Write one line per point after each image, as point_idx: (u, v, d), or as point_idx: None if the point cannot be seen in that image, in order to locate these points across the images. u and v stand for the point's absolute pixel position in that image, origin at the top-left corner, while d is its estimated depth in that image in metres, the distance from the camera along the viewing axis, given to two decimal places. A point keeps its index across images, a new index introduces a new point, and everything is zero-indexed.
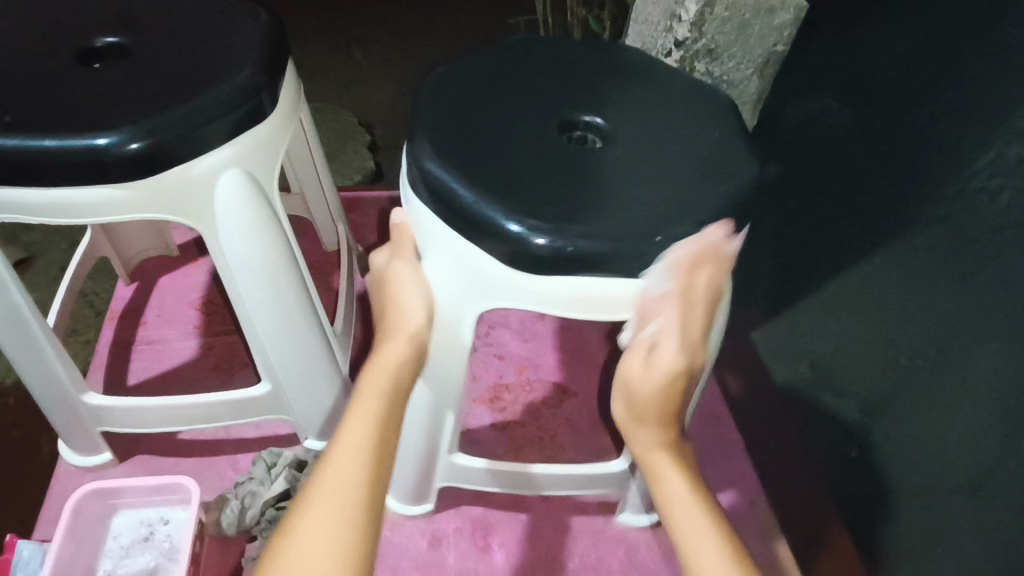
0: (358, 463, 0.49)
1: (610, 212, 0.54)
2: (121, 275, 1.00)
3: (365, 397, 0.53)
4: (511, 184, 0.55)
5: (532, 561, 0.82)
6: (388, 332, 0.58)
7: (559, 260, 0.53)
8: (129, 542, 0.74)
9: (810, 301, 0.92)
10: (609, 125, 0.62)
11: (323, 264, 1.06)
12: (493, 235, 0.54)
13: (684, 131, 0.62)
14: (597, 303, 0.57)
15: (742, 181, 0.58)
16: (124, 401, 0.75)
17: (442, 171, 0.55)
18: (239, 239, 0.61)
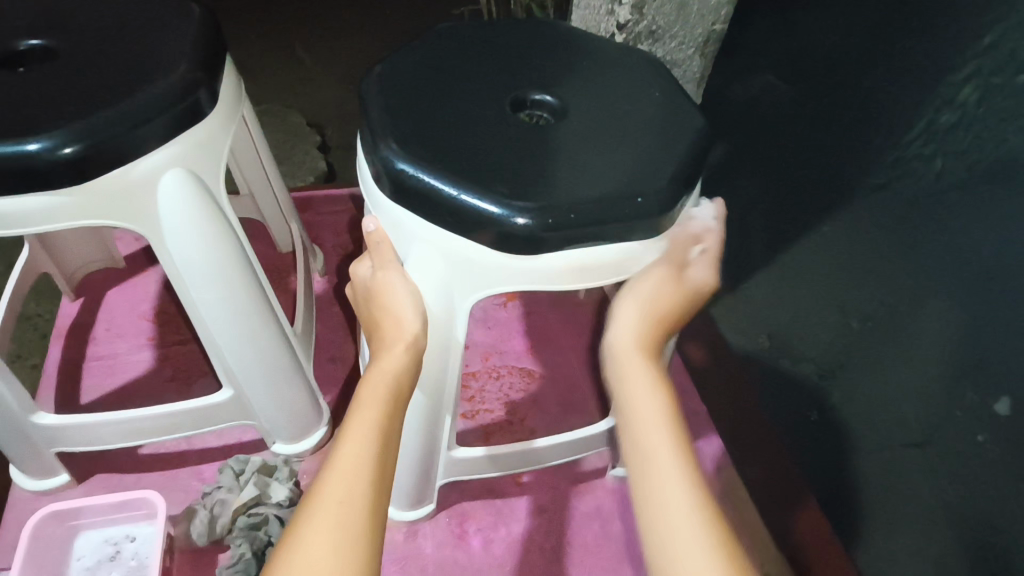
0: (360, 471, 0.49)
1: (571, 186, 0.54)
2: (65, 291, 0.96)
3: (364, 404, 0.53)
4: (480, 168, 0.54)
5: (510, 543, 0.83)
6: (383, 341, 0.57)
7: (550, 237, 0.53)
8: (95, 562, 0.72)
9: (763, 271, 0.95)
10: (559, 104, 0.62)
11: (280, 265, 1.04)
12: (479, 220, 0.53)
13: (632, 106, 0.63)
14: (586, 272, 0.57)
15: (691, 151, 0.59)
16: (78, 418, 0.72)
17: (409, 165, 0.53)
18: (190, 242, 0.60)
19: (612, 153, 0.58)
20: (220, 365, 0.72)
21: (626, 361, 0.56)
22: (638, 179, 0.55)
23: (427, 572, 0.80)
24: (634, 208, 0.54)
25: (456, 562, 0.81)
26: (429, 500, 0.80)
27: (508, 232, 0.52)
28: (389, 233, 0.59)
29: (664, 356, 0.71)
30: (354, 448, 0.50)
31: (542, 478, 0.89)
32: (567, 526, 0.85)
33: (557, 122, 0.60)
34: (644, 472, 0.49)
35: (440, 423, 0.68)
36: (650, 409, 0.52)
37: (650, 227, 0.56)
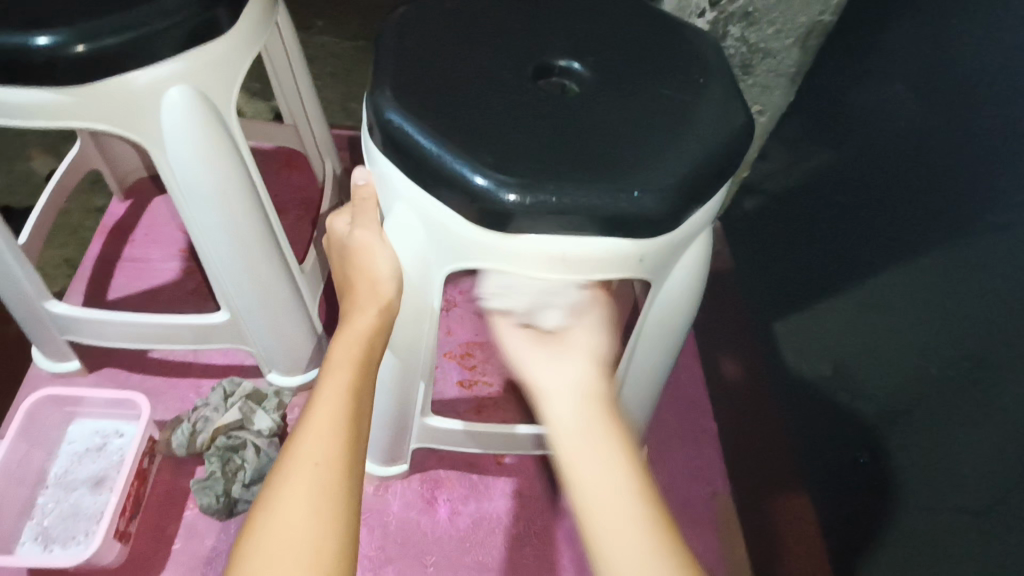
0: (331, 436, 0.46)
1: (568, 165, 0.49)
2: (116, 192, 1.01)
3: (335, 367, 0.51)
4: (473, 133, 0.50)
5: (476, 520, 0.81)
6: (356, 301, 0.55)
7: (531, 219, 0.48)
8: (83, 450, 0.76)
9: (833, 301, 0.85)
10: (588, 75, 0.57)
11: (315, 200, 1.04)
12: (458, 189, 0.49)
13: (665, 91, 0.57)
14: (571, 264, 0.52)
15: (715, 151, 0.52)
16: (86, 313, 0.75)
17: (402, 119, 0.50)
18: (192, 164, 0.60)
19: (624, 139, 0.52)
20: (217, 290, 0.73)
21: (562, 402, 0.49)
22: (643, 173, 0.50)
23: (386, 528, 0.80)
24: (630, 203, 0.48)
25: (418, 526, 0.80)
26: (403, 460, 0.80)
27: (491, 206, 0.48)
28: (376, 189, 0.56)
29: (664, 369, 0.65)
30: (323, 416, 0.47)
31: (524, 462, 0.87)
32: (538, 515, 0.82)
33: (578, 93, 0.55)
34: (585, 478, 0.45)
35: (412, 389, 0.66)
36: (598, 444, 0.46)
37: (648, 229, 0.50)
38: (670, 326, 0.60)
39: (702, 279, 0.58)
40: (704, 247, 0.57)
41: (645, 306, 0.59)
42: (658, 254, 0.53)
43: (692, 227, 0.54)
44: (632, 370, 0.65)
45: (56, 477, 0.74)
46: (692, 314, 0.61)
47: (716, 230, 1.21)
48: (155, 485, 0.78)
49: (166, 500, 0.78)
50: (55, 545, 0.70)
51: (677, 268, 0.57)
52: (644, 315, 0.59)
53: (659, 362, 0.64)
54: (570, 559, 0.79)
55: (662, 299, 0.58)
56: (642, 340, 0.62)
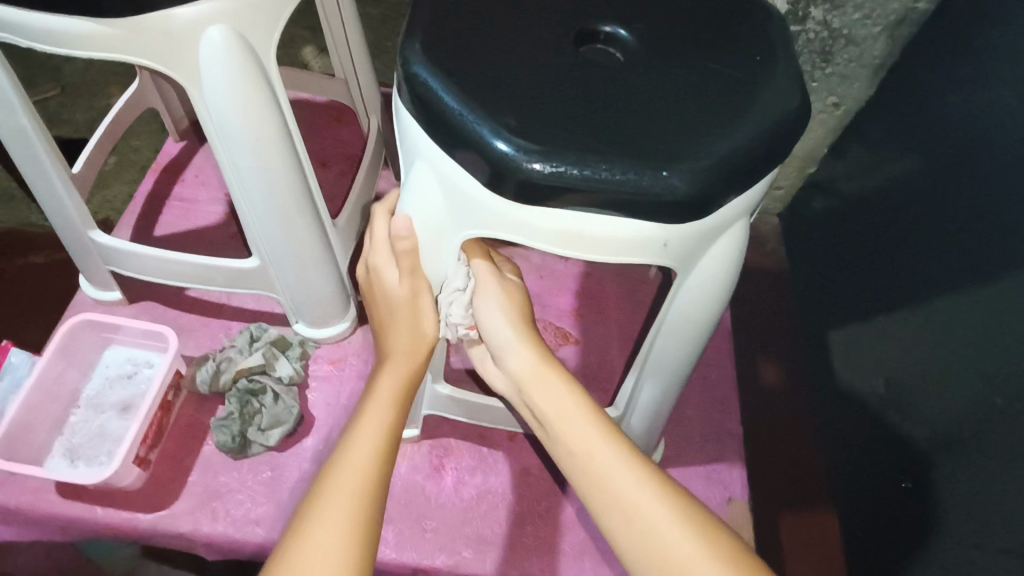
0: (369, 465, 0.51)
1: (597, 136, 0.46)
2: (172, 132, 1.03)
3: (377, 398, 0.56)
4: (499, 95, 0.48)
5: (481, 493, 0.81)
6: (395, 333, 0.60)
7: (550, 191, 0.46)
8: (115, 375, 0.80)
9: (901, 318, 0.79)
10: (635, 43, 0.54)
11: (359, 156, 1.04)
12: (477, 151, 0.46)
13: (716, 65, 0.53)
14: (589, 242, 0.50)
15: (763, 136, 0.48)
16: (127, 245, 0.78)
17: (428, 74, 0.48)
18: (229, 107, 0.60)
19: (663, 114, 0.48)
20: (247, 235, 0.74)
21: (566, 424, 0.53)
22: (676, 152, 0.46)
23: (392, 488, 0.80)
24: (657, 182, 0.45)
25: (423, 491, 0.80)
26: (414, 424, 0.80)
27: (512, 177, 0.46)
28: (397, 145, 0.55)
29: (689, 363, 0.62)
30: (361, 445, 0.52)
31: (536, 441, 0.85)
32: (545, 495, 0.81)
33: (622, 61, 0.52)
34: (596, 475, 0.50)
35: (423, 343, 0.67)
36: (590, 433, 0.52)
37: (676, 212, 0.47)
38: (695, 320, 0.56)
39: (734, 273, 0.54)
40: (739, 240, 0.53)
41: (671, 293, 0.56)
42: (684, 241, 0.50)
43: (726, 216, 0.51)
44: (651, 363, 0.63)
45: (88, 398, 0.78)
46: (720, 311, 0.57)
47: (771, 226, 1.14)
48: (178, 417, 0.81)
49: (186, 433, 0.80)
50: (81, 461, 0.73)
51: (706, 259, 0.53)
52: (668, 304, 0.56)
53: (682, 356, 0.61)
54: (572, 545, 0.78)
55: (690, 291, 0.55)
56: (664, 332, 0.59)
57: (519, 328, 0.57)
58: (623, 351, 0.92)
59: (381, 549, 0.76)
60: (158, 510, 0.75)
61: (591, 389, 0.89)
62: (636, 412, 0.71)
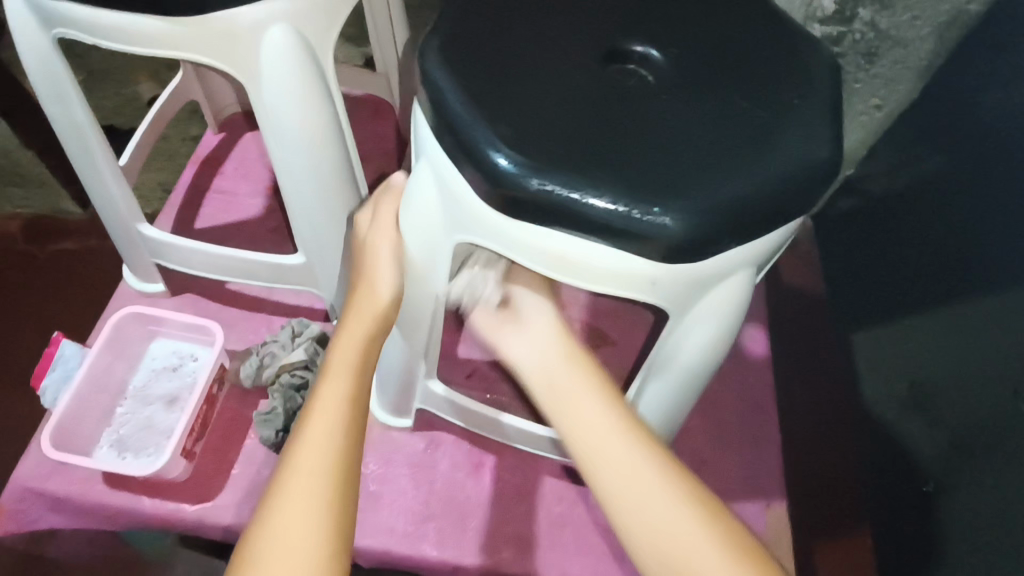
0: (325, 445, 0.50)
1: (612, 156, 0.43)
2: (211, 124, 1.04)
3: (334, 369, 0.55)
4: (515, 107, 0.44)
5: (520, 493, 0.81)
6: (357, 300, 0.59)
7: (538, 209, 0.43)
8: (160, 367, 0.80)
9: (934, 317, 0.78)
10: (665, 64, 0.49)
11: (397, 151, 1.04)
12: (474, 163, 0.44)
13: (763, 87, 0.48)
14: (578, 269, 0.46)
15: (789, 182, 0.44)
16: (174, 239, 0.78)
17: (445, 76, 0.46)
18: (285, 105, 0.60)
19: (682, 141, 0.44)
20: (292, 230, 0.74)
21: (601, 436, 0.50)
22: (687, 185, 0.42)
23: (432, 486, 0.80)
24: (647, 219, 0.41)
25: (463, 489, 0.81)
26: (409, 416, 0.81)
27: (501, 191, 0.43)
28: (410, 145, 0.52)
29: (682, 405, 0.58)
30: (319, 425, 0.51)
31: None
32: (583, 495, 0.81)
33: (654, 83, 0.48)
34: (631, 488, 0.48)
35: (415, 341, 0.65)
36: (625, 443, 0.50)
37: (665, 252, 0.43)
38: (685, 366, 0.52)
39: (732, 326, 0.49)
40: (740, 295, 0.48)
41: (664, 333, 0.51)
42: (675, 283, 0.46)
43: (727, 264, 0.46)
44: (641, 404, 0.59)
45: (135, 391, 0.79)
46: (715, 361, 0.53)
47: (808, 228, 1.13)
48: (222, 410, 0.82)
49: (230, 426, 0.81)
50: (129, 452, 0.74)
51: (701, 306, 0.48)
52: (660, 341, 0.52)
53: (672, 401, 0.57)
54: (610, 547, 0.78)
55: (681, 336, 0.51)
56: (657, 369, 0.55)
57: (550, 314, 0.60)
58: None
59: (423, 545, 0.77)
60: (204, 502, 0.76)
61: None
62: None
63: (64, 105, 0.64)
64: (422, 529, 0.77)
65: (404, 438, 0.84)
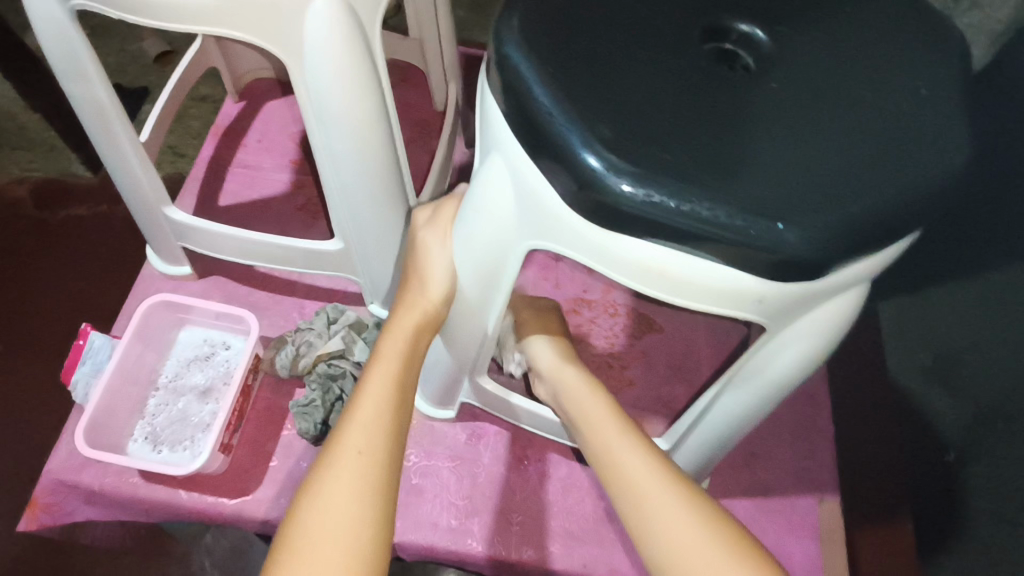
0: (376, 434, 0.48)
1: (724, 161, 0.38)
2: (230, 92, 0.97)
3: (383, 359, 0.53)
4: (610, 100, 0.39)
5: (567, 486, 0.79)
6: (407, 295, 0.56)
7: (636, 220, 0.38)
8: (192, 357, 0.77)
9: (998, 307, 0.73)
10: (772, 48, 0.44)
11: (429, 122, 0.98)
12: (563, 166, 0.39)
13: (880, 83, 0.42)
14: (673, 284, 0.41)
15: (918, 191, 0.39)
16: (201, 223, 0.73)
17: (527, 66, 0.40)
18: (330, 84, 0.54)
19: (795, 145, 0.39)
20: (332, 217, 0.69)
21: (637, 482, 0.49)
22: (808, 194, 0.37)
23: (475, 480, 0.78)
24: (767, 237, 0.36)
25: (508, 483, 0.78)
26: (451, 407, 0.78)
27: (596, 198, 0.38)
28: (477, 136, 0.47)
29: (760, 414, 0.55)
30: (368, 411, 0.49)
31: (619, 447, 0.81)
32: None
33: (754, 71, 0.42)
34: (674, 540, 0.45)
35: (465, 344, 0.61)
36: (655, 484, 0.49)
37: (781, 271, 0.38)
38: (773, 379, 0.49)
39: (831, 342, 0.46)
40: (848, 313, 0.44)
41: (752, 348, 0.48)
42: (783, 302, 0.41)
43: (840, 283, 0.41)
44: (715, 411, 0.57)
45: (165, 382, 0.76)
46: (804, 375, 0.49)
47: None
48: (256, 401, 0.79)
49: (266, 417, 0.78)
50: (164, 446, 0.72)
51: (800, 324, 0.45)
52: (747, 357, 0.49)
53: (751, 409, 0.54)
54: None
55: (774, 350, 0.47)
56: (739, 381, 0.52)
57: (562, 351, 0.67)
58: (708, 343, 0.87)
59: (469, 541, 0.75)
60: (243, 495, 0.74)
61: (675, 381, 0.85)
62: (686, 448, 0.65)
63: (84, 81, 0.58)
64: (467, 525, 0.75)
65: (445, 429, 0.81)
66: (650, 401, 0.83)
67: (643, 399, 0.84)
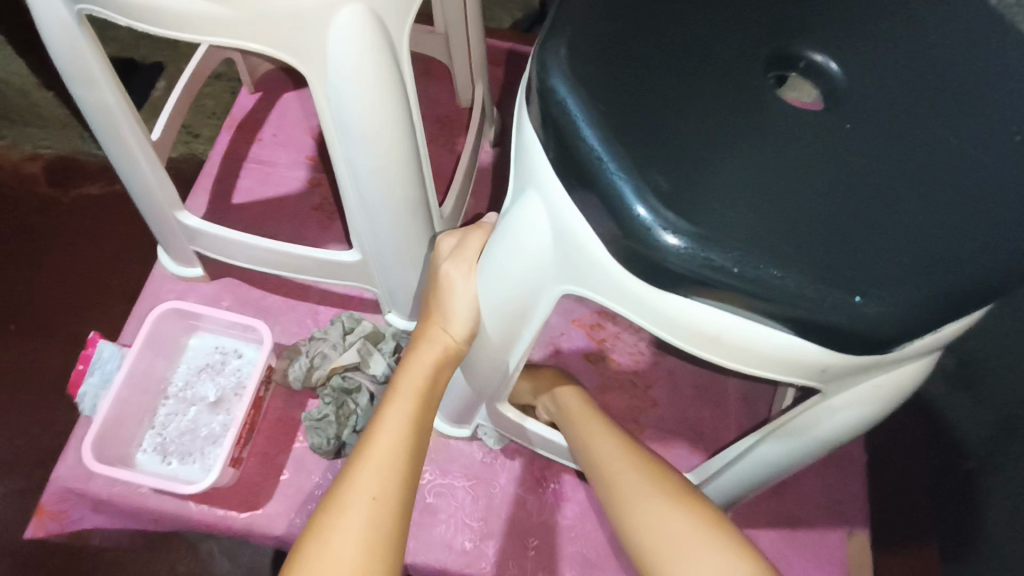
0: (391, 479, 0.44)
1: (793, 219, 0.34)
2: (246, 82, 0.93)
3: (400, 397, 0.49)
4: (666, 145, 0.35)
5: (585, 511, 0.76)
6: (429, 327, 0.53)
7: (692, 281, 0.34)
8: (203, 365, 0.75)
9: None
10: (847, 83, 0.39)
11: (452, 120, 0.93)
12: (611, 216, 0.35)
13: (969, 125, 0.38)
14: (726, 347, 0.38)
15: (1012, 262, 0.34)
16: (213, 229, 0.70)
17: (572, 100, 0.36)
18: (353, 100, 0.51)
19: (875, 201, 0.35)
20: (349, 228, 0.66)
21: (642, 508, 0.50)
22: (886, 261, 0.33)
23: (491, 501, 0.75)
24: (841, 308, 0.33)
25: (524, 504, 0.76)
26: (468, 425, 0.75)
27: (649, 255, 0.34)
28: (512, 170, 0.43)
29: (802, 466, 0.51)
30: (381, 454, 0.45)
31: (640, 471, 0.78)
32: None
33: (827, 110, 0.38)
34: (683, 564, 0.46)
35: (487, 377, 0.58)
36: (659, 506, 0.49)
37: (853, 344, 0.34)
38: (821, 439, 0.46)
39: (892, 406, 0.42)
40: (914, 378, 0.40)
41: (803, 406, 0.44)
42: (847, 370, 0.38)
43: (911, 352, 0.37)
44: (752, 458, 0.53)
45: (175, 391, 0.74)
46: (855, 435, 0.46)
47: None
48: (268, 411, 0.77)
49: (277, 427, 0.76)
50: (173, 458, 0.70)
51: (858, 389, 0.41)
52: (797, 415, 0.45)
53: (793, 461, 0.51)
54: None
55: (826, 413, 0.43)
56: (783, 435, 0.48)
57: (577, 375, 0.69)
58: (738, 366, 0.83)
59: (483, 564, 0.72)
60: (253, 510, 0.72)
61: (702, 403, 0.81)
62: (716, 488, 0.61)
63: (91, 87, 0.55)
64: (482, 547, 0.73)
65: (461, 446, 0.78)
66: (675, 423, 0.80)
67: (667, 421, 0.80)
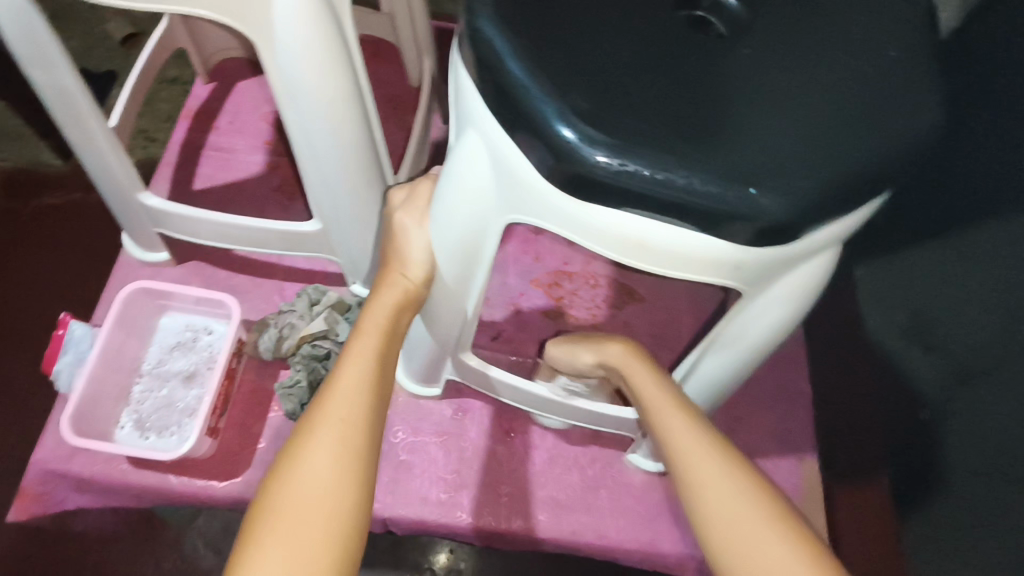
0: (359, 403, 0.47)
1: (696, 131, 0.38)
2: (200, 73, 0.95)
3: (365, 334, 0.52)
4: (581, 72, 0.39)
5: (553, 457, 0.80)
6: (388, 273, 0.56)
7: (613, 190, 0.39)
8: (174, 343, 0.77)
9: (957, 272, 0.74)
10: (744, 14, 0.44)
11: (404, 99, 0.97)
12: (538, 137, 0.39)
13: (846, 45, 0.43)
14: (650, 252, 0.42)
15: (887, 158, 0.39)
16: (176, 209, 0.73)
17: (497, 39, 0.40)
18: (301, 65, 0.54)
19: (765, 112, 0.39)
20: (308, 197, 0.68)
21: (698, 465, 0.46)
22: (778, 161, 0.38)
23: (464, 454, 0.79)
24: (739, 202, 0.37)
25: (495, 454, 0.80)
26: (437, 384, 0.79)
27: (573, 170, 0.38)
28: (451, 114, 0.47)
29: (737, 378, 0.56)
30: (350, 383, 0.48)
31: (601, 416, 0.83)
32: (615, 459, 0.80)
33: (726, 38, 0.42)
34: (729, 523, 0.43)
35: (447, 323, 0.62)
36: (712, 464, 0.46)
37: (757, 236, 0.39)
38: (748, 345, 0.51)
39: (805, 306, 0.47)
40: (820, 274, 0.45)
41: (730, 313, 0.49)
42: (757, 266, 0.42)
43: (811, 247, 0.42)
44: (693, 377, 0.58)
45: (149, 369, 0.76)
46: (778, 338, 0.51)
47: None
48: (241, 384, 0.79)
49: (251, 399, 0.79)
50: (151, 432, 0.72)
51: (775, 288, 0.46)
52: (724, 324, 0.50)
53: (729, 372, 0.55)
54: (643, 510, 0.77)
55: (748, 316, 0.48)
56: (716, 348, 0.53)
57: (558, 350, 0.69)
58: (690, 313, 0.88)
59: (459, 513, 0.76)
60: (233, 477, 0.74)
61: (657, 349, 0.86)
62: None
63: (47, 68, 0.57)
64: (457, 497, 0.77)
65: (431, 405, 0.82)
66: None
67: None
